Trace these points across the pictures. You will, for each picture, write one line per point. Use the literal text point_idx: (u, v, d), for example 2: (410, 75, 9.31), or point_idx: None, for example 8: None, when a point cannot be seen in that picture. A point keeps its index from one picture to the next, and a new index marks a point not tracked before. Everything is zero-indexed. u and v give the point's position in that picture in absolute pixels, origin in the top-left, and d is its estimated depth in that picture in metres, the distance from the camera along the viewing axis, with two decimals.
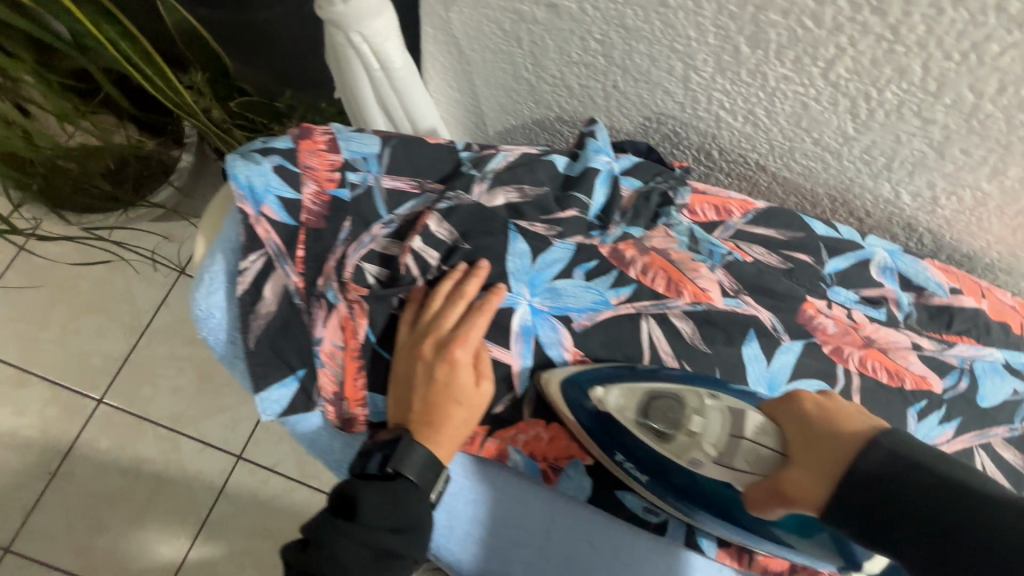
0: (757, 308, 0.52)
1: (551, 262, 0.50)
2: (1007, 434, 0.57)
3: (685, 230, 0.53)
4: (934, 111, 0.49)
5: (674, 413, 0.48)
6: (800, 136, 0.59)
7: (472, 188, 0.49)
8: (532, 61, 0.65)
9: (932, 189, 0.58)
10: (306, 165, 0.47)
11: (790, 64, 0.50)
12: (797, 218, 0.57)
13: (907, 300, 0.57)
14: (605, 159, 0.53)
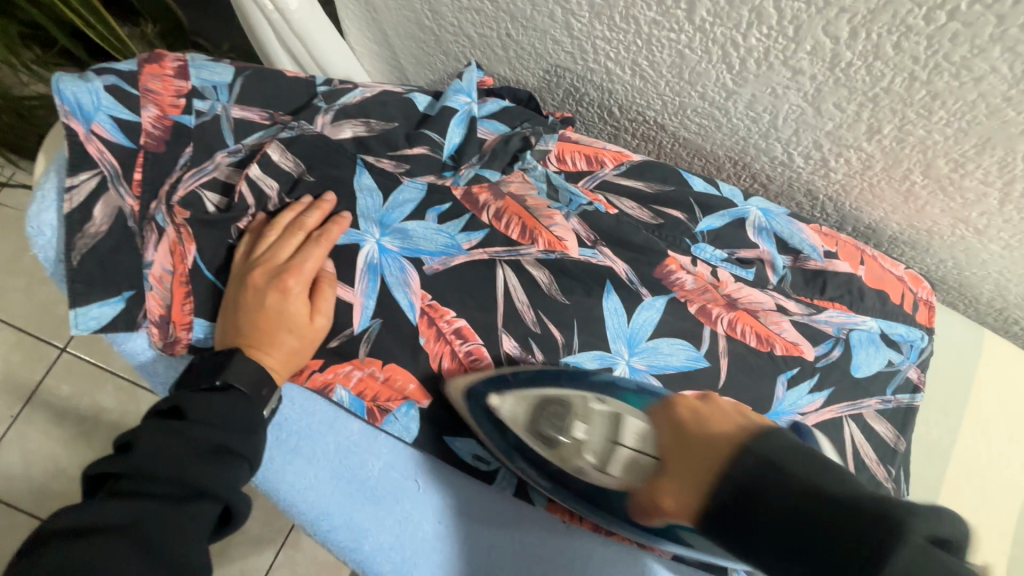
0: (613, 259, 0.51)
1: (401, 202, 0.49)
2: (879, 406, 0.54)
3: (542, 176, 0.52)
4: (799, 60, 0.47)
5: None
6: (687, 91, 0.57)
7: (318, 121, 0.49)
8: (430, 9, 0.64)
9: (820, 150, 0.55)
10: (146, 88, 0.46)
11: (656, 6, 0.49)
12: (674, 173, 0.56)
13: (781, 263, 0.55)
14: (464, 99, 0.52)
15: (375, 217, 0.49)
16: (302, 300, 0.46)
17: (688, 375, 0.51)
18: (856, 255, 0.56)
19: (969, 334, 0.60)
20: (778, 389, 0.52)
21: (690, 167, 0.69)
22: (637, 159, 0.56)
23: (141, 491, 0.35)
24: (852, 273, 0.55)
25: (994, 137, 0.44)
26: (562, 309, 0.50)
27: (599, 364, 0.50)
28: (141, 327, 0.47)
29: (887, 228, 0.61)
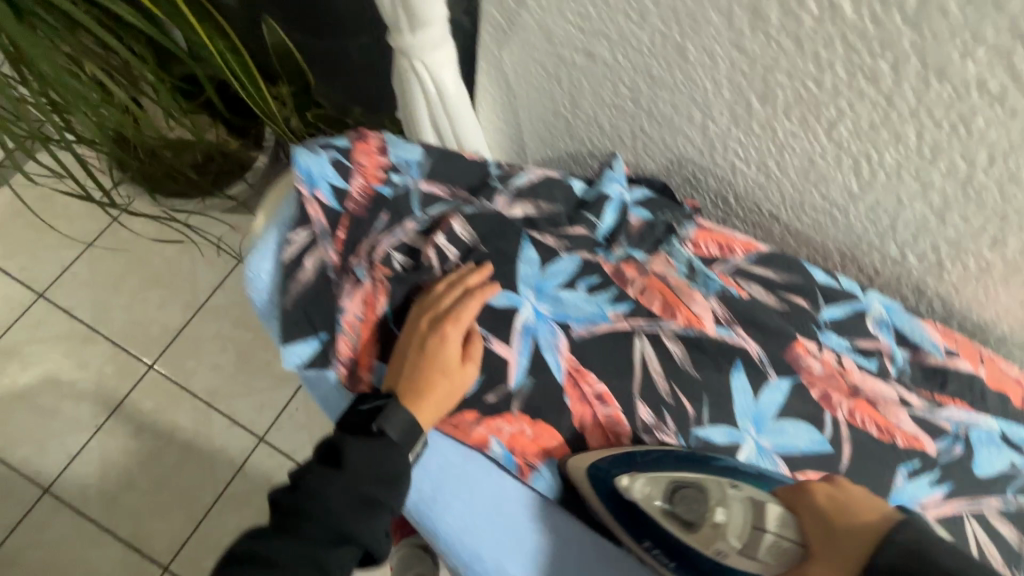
0: (746, 339, 0.56)
1: (558, 273, 0.55)
2: (1001, 507, 0.55)
3: (684, 260, 0.58)
4: (931, 176, 0.52)
5: (698, 504, 0.48)
6: (809, 191, 0.63)
7: (495, 200, 0.57)
8: (570, 101, 0.73)
9: (937, 253, 0.60)
10: (356, 162, 0.55)
11: (797, 121, 0.55)
12: (798, 263, 0.61)
13: (901, 355, 0.58)
14: (617, 187, 0.60)
15: (534, 284, 0.55)
16: (455, 348, 0.52)
17: (813, 456, 0.54)
18: (974, 354, 0.58)
19: None
20: (899, 479, 0.54)
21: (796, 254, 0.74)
22: (765, 249, 0.61)
23: (308, 529, 0.46)
24: (972, 371, 0.58)
25: None
26: (697, 384, 0.54)
27: (727, 439, 0.54)
28: (331, 366, 0.54)
29: (997, 325, 0.64)
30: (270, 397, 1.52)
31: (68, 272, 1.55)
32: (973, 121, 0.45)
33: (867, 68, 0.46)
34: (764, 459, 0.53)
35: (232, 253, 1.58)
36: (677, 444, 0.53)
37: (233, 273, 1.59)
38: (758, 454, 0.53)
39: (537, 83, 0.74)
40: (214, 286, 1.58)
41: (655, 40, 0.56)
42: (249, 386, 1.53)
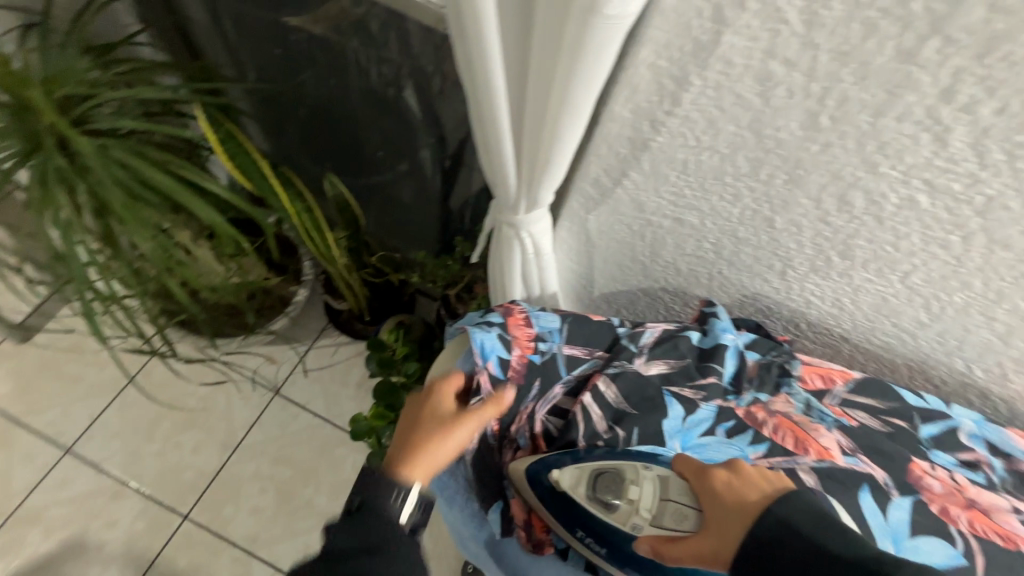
0: (871, 465, 0.61)
1: (698, 421, 0.61)
2: None
3: (801, 398, 0.65)
4: (995, 312, 0.63)
5: (615, 484, 0.56)
6: (880, 320, 0.73)
7: (632, 360, 0.63)
8: (650, 250, 0.83)
9: (1001, 367, 0.70)
10: (513, 334, 0.62)
11: (873, 271, 0.66)
12: (889, 388, 0.69)
13: (998, 464, 0.65)
14: (730, 335, 0.67)
15: (680, 433, 0.60)
16: (444, 401, 0.58)
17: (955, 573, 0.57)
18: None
19: None
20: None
21: (863, 368, 0.82)
22: (858, 376, 0.69)
23: None
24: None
25: None
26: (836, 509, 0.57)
27: None
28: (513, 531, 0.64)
29: None
30: (314, 537, 1.44)
31: (98, 421, 1.50)
32: None
33: (941, 239, 0.58)
34: None
35: (270, 386, 1.57)
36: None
37: (270, 407, 1.57)
38: None
39: (619, 236, 0.84)
40: (251, 422, 1.55)
41: (745, 213, 0.68)
42: (291, 526, 1.45)
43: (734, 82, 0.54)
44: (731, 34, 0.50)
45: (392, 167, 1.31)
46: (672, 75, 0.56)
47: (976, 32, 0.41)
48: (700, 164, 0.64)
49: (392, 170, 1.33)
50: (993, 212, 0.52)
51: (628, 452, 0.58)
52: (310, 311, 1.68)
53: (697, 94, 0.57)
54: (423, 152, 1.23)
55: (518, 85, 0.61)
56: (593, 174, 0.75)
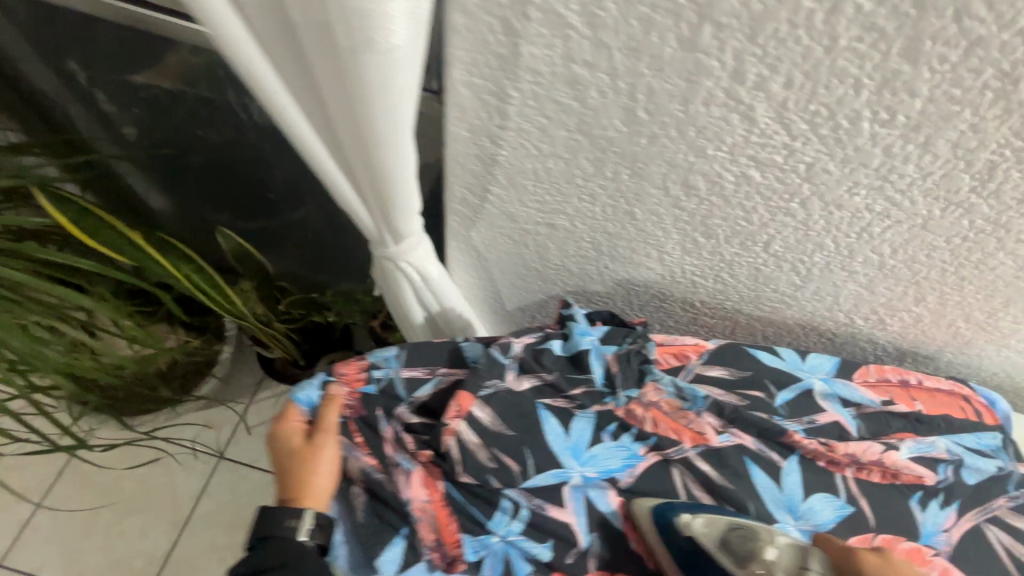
0: (742, 435, 0.63)
1: (582, 431, 0.61)
2: (1010, 503, 0.62)
3: (669, 382, 0.65)
4: (853, 265, 0.64)
5: (750, 541, 0.55)
6: (761, 288, 0.74)
7: (505, 377, 0.61)
8: (538, 257, 0.83)
9: (876, 313, 0.72)
10: (340, 374, 0.61)
11: (737, 246, 0.67)
12: (744, 353, 0.69)
13: (863, 400, 0.67)
14: (589, 337, 0.66)
15: (568, 447, 0.59)
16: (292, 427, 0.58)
17: (848, 523, 0.60)
18: (903, 395, 0.68)
19: None
20: (917, 513, 0.61)
21: (762, 332, 0.83)
22: (712, 347, 0.70)
23: None
24: (908, 411, 0.66)
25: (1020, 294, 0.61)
26: (735, 492, 0.60)
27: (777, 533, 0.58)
28: (421, 557, 0.54)
29: (943, 354, 0.76)
30: None
31: (29, 527, 1.41)
32: (874, 228, 0.58)
33: (784, 207, 0.59)
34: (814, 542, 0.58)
35: (212, 453, 1.50)
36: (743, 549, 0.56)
37: (216, 473, 1.49)
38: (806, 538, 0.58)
39: (504, 247, 0.83)
40: (197, 494, 1.47)
41: (607, 209, 0.67)
42: None
43: (548, 90, 0.53)
44: (527, 44, 0.49)
45: (291, 208, 1.27)
46: (491, 91, 0.55)
47: (740, 15, 0.41)
48: (549, 170, 0.63)
49: (292, 212, 1.29)
50: (818, 176, 0.53)
51: (524, 483, 0.57)
52: (243, 367, 1.62)
53: (520, 105, 0.56)
54: (315, 188, 1.19)
55: (327, 131, 0.55)
56: (458, 194, 0.73)
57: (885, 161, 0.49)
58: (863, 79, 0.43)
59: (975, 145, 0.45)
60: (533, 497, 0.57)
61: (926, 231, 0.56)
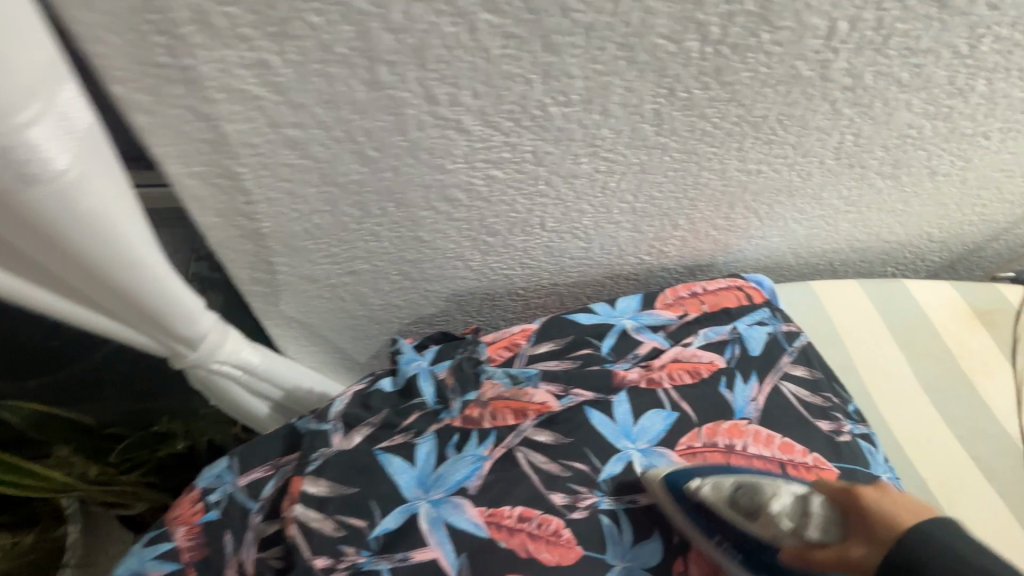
0: (581, 392, 0.68)
1: (426, 455, 0.61)
2: (789, 357, 0.77)
3: (501, 373, 0.68)
4: (615, 217, 0.74)
5: (753, 496, 0.58)
6: (561, 260, 0.82)
7: (335, 439, 0.60)
8: (359, 304, 0.82)
9: (654, 247, 0.84)
10: (174, 518, 0.56)
11: (522, 233, 0.73)
12: (565, 321, 0.76)
13: (665, 318, 0.78)
14: (417, 362, 0.68)
15: (413, 477, 0.59)
16: None
17: (675, 428, 0.68)
18: (693, 304, 0.80)
19: (803, 293, 0.89)
20: (728, 395, 0.72)
21: (583, 293, 0.92)
22: (537, 327, 0.75)
23: None
24: (698, 316, 0.79)
25: (737, 197, 0.75)
26: (576, 444, 0.63)
27: (620, 464, 0.65)
28: None
29: (715, 258, 0.91)
30: None
31: None
32: (610, 183, 0.67)
33: (534, 191, 0.65)
34: (653, 457, 0.65)
35: None
36: (596, 498, 0.62)
37: None
38: (646, 457, 0.65)
39: (322, 307, 0.81)
40: None
41: (395, 242, 0.69)
42: None
43: (273, 158, 0.53)
44: (227, 123, 0.48)
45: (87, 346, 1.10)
46: (218, 174, 0.54)
47: (401, 50, 0.45)
48: (319, 225, 0.64)
49: None
50: (547, 158, 0.60)
51: (375, 532, 0.55)
52: None
53: (255, 177, 0.55)
54: None
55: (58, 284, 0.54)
56: (246, 275, 0.70)
57: (584, 131, 0.58)
58: (528, 75, 0.50)
59: (636, 101, 0.55)
60: (392, 553, 0.54)
61: (647, 173, 0.66)
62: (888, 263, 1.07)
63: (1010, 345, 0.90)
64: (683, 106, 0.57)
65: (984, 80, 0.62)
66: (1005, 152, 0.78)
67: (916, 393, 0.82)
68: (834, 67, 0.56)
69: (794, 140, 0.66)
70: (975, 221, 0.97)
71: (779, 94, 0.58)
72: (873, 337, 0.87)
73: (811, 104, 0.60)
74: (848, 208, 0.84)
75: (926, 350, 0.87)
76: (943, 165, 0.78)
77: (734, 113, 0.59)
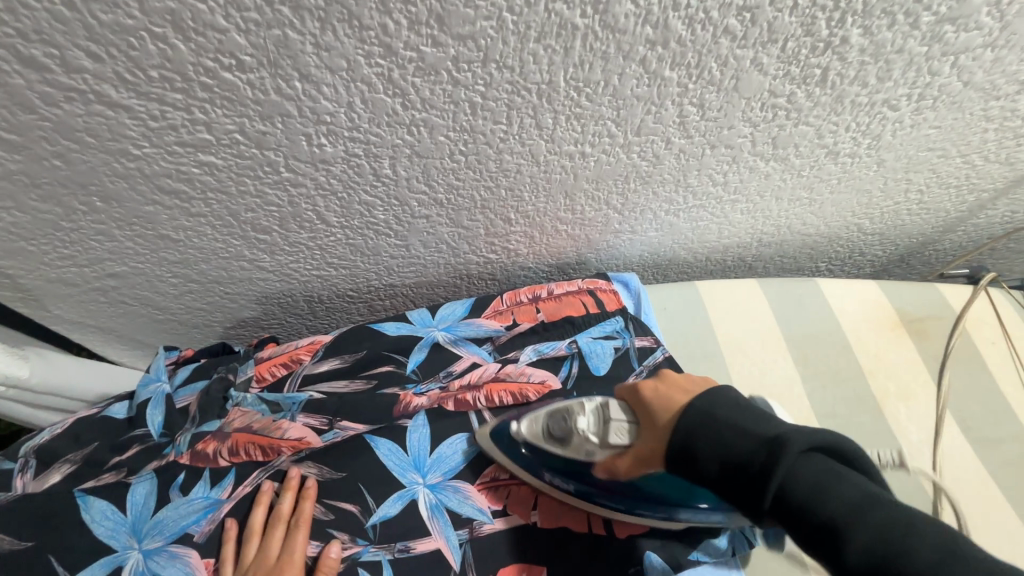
0: (353, 425, 0.56)
1: (146, 497, 0.51)
2: (638, 379, 0.62)
3: (256, 400, 0.59)
4: (420, 210, 0.61)
5: (563, 421, 0.50)
6: (381, 260, 0.69)
7: (21, 483, 0.52)
8: (153, 308, 0.72)
9: (495, 243, 0.70)
10: None
11: (304, 230, 0.60)
12: (366, 331, 0.64)
13: (490, 330, 0.65)
14: (156, 385, 0.60)
15: (125, 524, 0.49)
16: None
17: (481, 459, 0.55)
18: (528, 313, 0.67)
19: (684, 294, 0.76)
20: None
21: (434, 295, 0.80)
22: (329, 339, 0.65)
23: None
24: (531, 325, 0.66)
25: (571, 186, 0.60)
26: (343, 483, 0.51)
27: (401, 503, 0.51)
28: None
29: (585, 255, 0.77)
30: None
31: None
32: (385, 171, 0.53)
33: (284, 181, 0.52)
34: (445, 495, 0.52)
35: None
36: (358, 547, 0.49)
37: None
38: (435, 495, 0.52)
39: (109, 311, 0.71)
40: None
41: (140, 242, 0.58)
42: None
43: None
44: None
45: None
46: None
47: None
48: (18, 224, 0.52)
49: None
50: (268, 142, 0.47)
51: None
52: None
53: None
54: None
55: None
56: None
57: (294, 105, 0.44)
58: (151, 30, 0.36)
59: (344, 63, 0.41)
60: None
61: (428, 157, 0.52)
62: (819, 259, 0.90)
63: (940, 363, 0.75)
64: (418, 69, 0.43)
65: (859, 29, 0.46)
66: (926, 126, 0.61)
67: (804, 418, 0.68)
68: (620, 13, 0.41)
69: (613, 114, 0.51)
70: (914, 209, 0.80)
71: (555, 52, 0.43)
72: (763, 348, 0.73)
73: (611, 66, 0.45)
74: (735, 198, 0.68)
75: (830, 365, 0.73)
76: (844, 143, 0.61)
77: (503, 79, 0.45)
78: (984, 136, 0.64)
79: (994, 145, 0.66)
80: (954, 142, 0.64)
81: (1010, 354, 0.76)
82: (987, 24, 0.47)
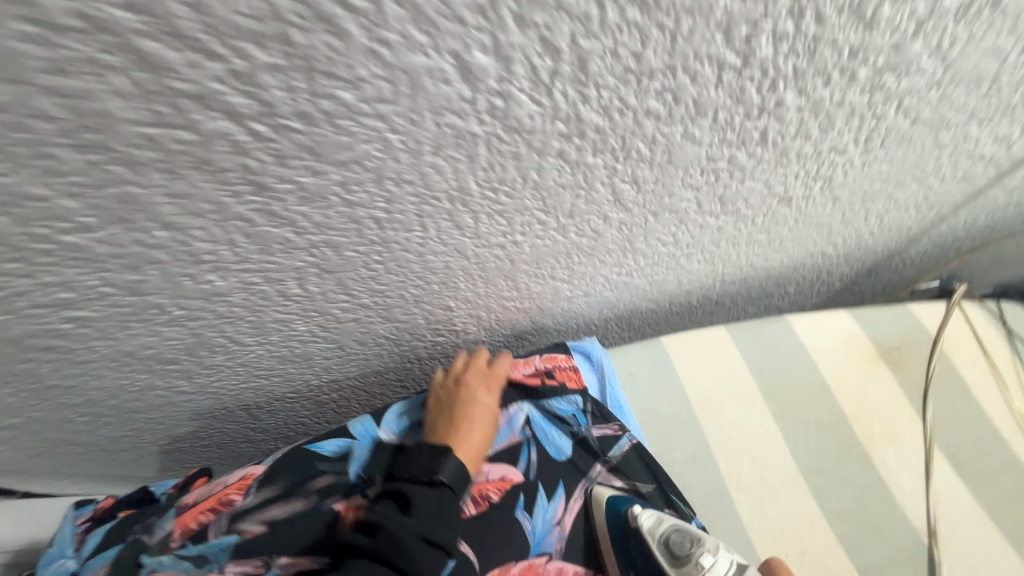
0: (294, 559, 0.51)
1: None
2: (607, 466, 0.60)
3: (178, 556, 0.51)
4: (346, 317, 0.55)
5: (689, 545, 0.52)
6: (316, 364, 0.63)
7: None
8: (69, 443, 0.65)
9: (440, 330, 0.64)
10: None
11: (218, 354, 0.54)
12: (304, 454, 0.58)
13: None
14: (60, 563, 0.52)
15: None
16: None
17: None
18: (497, 381, 0.62)
19: (650, 353, 0.72)
20: (523, 522, 0.54)
21: (385, 382, 0.74)
22: (263, 471, 0.57)
23: None
24: None
25: (511, 270, 0.55)
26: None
27: None
28: None
29: (540, 322, 0.72)
30: None
31: None
32: (294, 291, 0.47)
33: (178, 318, 0.46)
34: None
35: None
36: None
37: None
38: None
39: (16, 454, 0.64)
40: None
41: (27, 394, 0.51)
42: None
43: None
44: None
45: None
46: None
47: None
48: None
49: None
50: (142, 288, 0.41)
51: None
52: None
53: None
54: None
55: None
56: None
57: (164, 251, 0.38)
58: None
59: (210, 207, 0.35)
60: None
61: (340, 272, 0.46)
62: (786, 285, 0.87)
63: (922, 394, 0.73)
64: (300, 199, 0.37)
65: (794, 91, 0.41)
66: (878, 162, 0.57)
67: (789, 478, 0.65)
68: (524, 116, 0.35)
69: (539, 204, 0.46)
70: (876, 231, 0.76)
71: (458, 161, 0.37)
72: (739, 405, 0.69)
73: (527, 164, 0.40)
74: (689, 251, 0.64)
75: (810, 414, 0.70)
76: (795, 189, 0.57)
77: (405, 194, 0.39)
78: (939, 162, 0.61)
79: (950, 167, 0.63)
80: (908, 171, 0.61)
81: (985, 377, 0.75)
82: (929, 68, 0.43)
